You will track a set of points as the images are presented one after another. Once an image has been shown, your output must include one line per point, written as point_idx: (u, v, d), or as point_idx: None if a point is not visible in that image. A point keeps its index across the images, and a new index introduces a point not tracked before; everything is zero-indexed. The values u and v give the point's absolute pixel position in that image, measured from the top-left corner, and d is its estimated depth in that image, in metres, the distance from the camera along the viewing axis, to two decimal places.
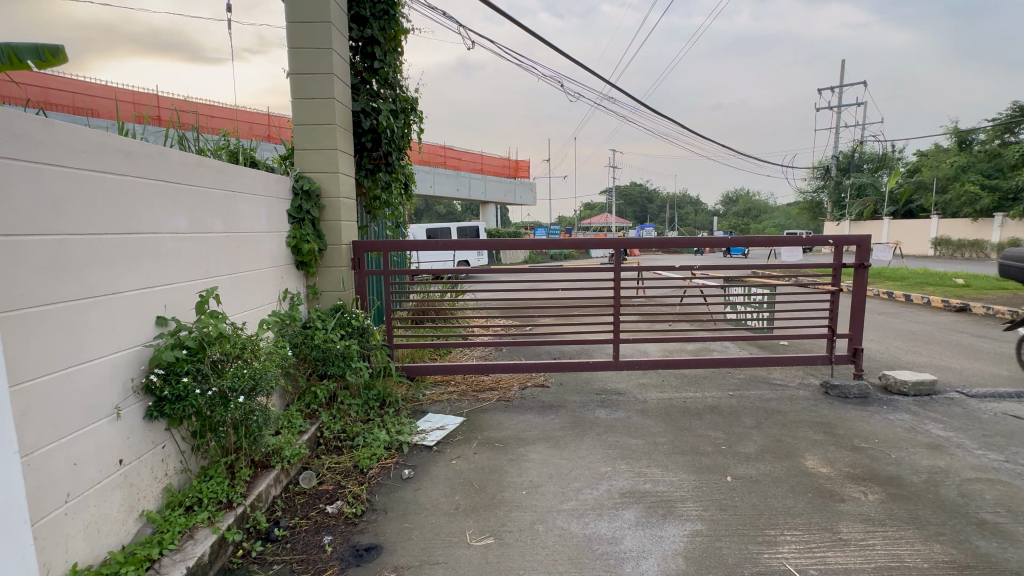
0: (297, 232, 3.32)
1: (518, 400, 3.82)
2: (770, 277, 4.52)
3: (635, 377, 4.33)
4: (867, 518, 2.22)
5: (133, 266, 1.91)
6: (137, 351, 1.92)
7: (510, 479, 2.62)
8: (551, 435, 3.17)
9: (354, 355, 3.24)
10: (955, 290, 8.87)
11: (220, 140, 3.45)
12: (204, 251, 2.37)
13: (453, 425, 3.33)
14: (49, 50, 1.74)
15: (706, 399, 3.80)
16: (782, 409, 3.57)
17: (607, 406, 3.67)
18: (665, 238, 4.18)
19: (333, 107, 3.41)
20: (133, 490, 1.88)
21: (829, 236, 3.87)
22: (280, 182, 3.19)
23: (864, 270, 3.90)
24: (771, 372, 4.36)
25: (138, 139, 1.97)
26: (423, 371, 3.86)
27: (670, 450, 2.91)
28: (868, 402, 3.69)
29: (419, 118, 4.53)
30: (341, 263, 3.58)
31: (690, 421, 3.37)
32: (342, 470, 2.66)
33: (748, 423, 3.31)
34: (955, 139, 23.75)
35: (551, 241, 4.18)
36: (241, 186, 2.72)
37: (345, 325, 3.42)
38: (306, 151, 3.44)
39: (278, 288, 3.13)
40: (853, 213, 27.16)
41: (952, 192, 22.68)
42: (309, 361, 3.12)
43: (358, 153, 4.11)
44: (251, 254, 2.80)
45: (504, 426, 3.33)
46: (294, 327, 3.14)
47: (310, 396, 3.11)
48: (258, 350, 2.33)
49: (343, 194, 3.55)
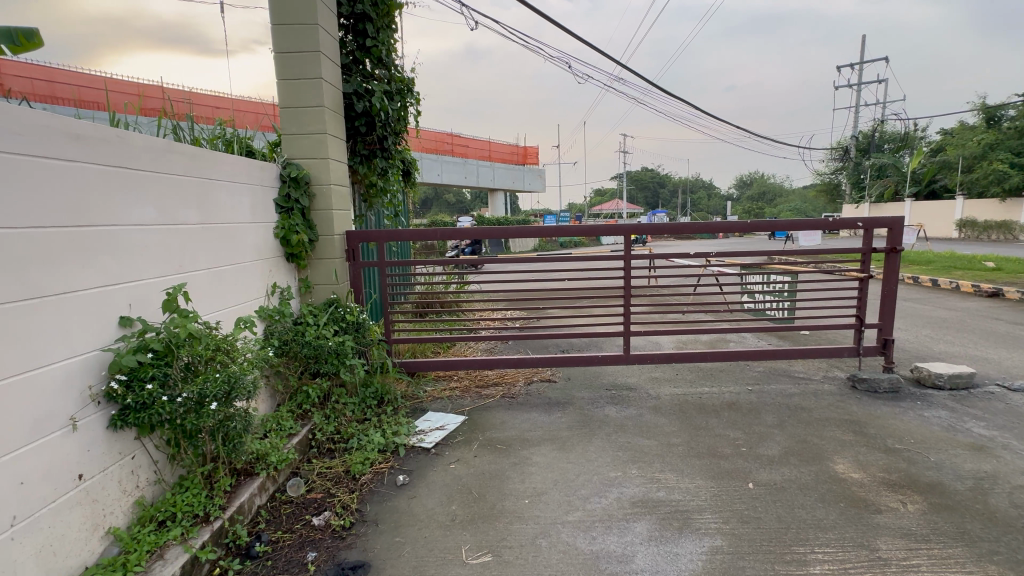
0: (286, 222, 3.13)
1: (523, 396, 3.63)
2: (792, 264, 4.24)
3: (647, 371, 4.10)
4: (908, 532, 1.99)
5: (87, 261, 1.73)
6: (97, 355, 1.75)
7: (511, 485, 2.43)
8: (557, 436, 2.97)
9: (349, 352, 3.07)
10: (985, 274, 8.46)
11: (208, 127, 3.28)
12: (176, 244, 2.19)
13: (454, 425, 3.15)
14: (22, 34, 1.71)
15: (724, 395, 3.56)
16: (807, 406, 3.32)
17: (617, 403, 3.46)
18: (680, 223, 3.90)
19: (321, 88, 3.19)
20: (97, 507, 1.72)
21: (857, 218, 3.57)
22: (265, 169, 2.99)
23: (897, 255, 3.60)
24: (793, 365, 4.10)
25: (92, 122, 1.78)
26: (423, 367, 3.69)
27: (686, 453, 2.70)
28: (900, 397, 3.43)
29: (416, 100, 4.29)
30: (335, 254, 3.39)
31: (707, 419, 3.14)
32: (333, 477, 2.50)
33: (770, 422, 3.07)
34: (982, 116, 22.76)
35: (558, 228, 3.94)
36: (218, 174, 2.53)
37: (339, 321, 3.24)
38: (294, 136, 3.24)
39: (266, 282, 2.97)
40: (874, 195, 26.27)
41: (979, 170, 21.77)
42: (300, 359, 2.95)
43: (352, 138, 3.88)
44: (232, 246, 2.63)
45: (508, 425, 3.15)
46: (284, 324, 2.98)
47: (301, 396, 2.95)
48: (236, 350, 2.15)
49: (334, 181, 3.33)
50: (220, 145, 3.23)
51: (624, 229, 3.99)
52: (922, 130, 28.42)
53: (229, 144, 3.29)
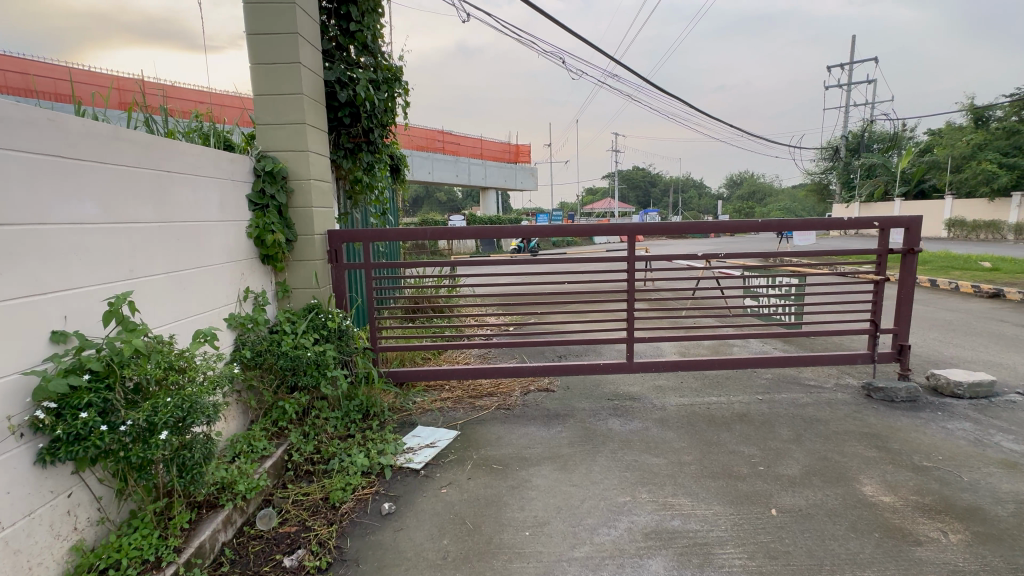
0: (260, 221, 2.85)
1: (520, 408, 3.39)
2: (800, 266, 4.04)
3: (650, 379, 3.87)
4: (955, 569, 1.78)
5: (7, 266, 1.45)
6: (18, 379, 1.46)
7: (509, 514, 2.19)
8: (558, 453, 2.73)
9: (330, 363, 2.81)
10: (982, 274, 8.37)
11: (183, 120, 3.02)
12: (124, 245, 1.90)
13: (445, 442, 2.89)
14: None
15: (733, 405, 3.35)
16: (822, 417, 3.12)
17: (621, 415, 3.23)
18: (688, 223, 3.68)
19: (299, 73, 2.92)
20: (19, 560, 1.44)
21: (874, 217, 3.37)
22: (236, 162, 2.72)
23: (914, 256, 3.42)
24: (802, 371, 3.91)
25: (14, 100, 1.50)
26: (413, 376, 3.43)
27: (699, 473, 2.48)
28: (918, 407, 3.25)
29: (404, 90, 4.01)
30: (315, 255, 3.11)
31: (718, 433, 2.92)
32: (310, 506, 2.23)
33: (786, 436, 2.86)
34: (970, 116, 22.93)
35: (556, 228, 3.69)
36: (177, 167, 2.25)
37: (320, 328, 2.97)
38: (270, 127, 2.96)
39: (238, 286, 2.69)
40: (864, 194, 26.38)
41: (968, 171, 21.93)
42: (276, 371, 2.68)
43: (336, 130, 3.61)
44: (196, 246, 2.35)
45: (504, 441, 2.90)
46: (258, 333, 2.71)
47: (277, 413, 2.68)
48: (195, 367, 1.87)
49: (314, 176, 3.05)
50: (196, 139, 2.96)
51: (627, 229, 3.76)
52: (911, 131, 28.64)
53: (205, 138, 3.02)
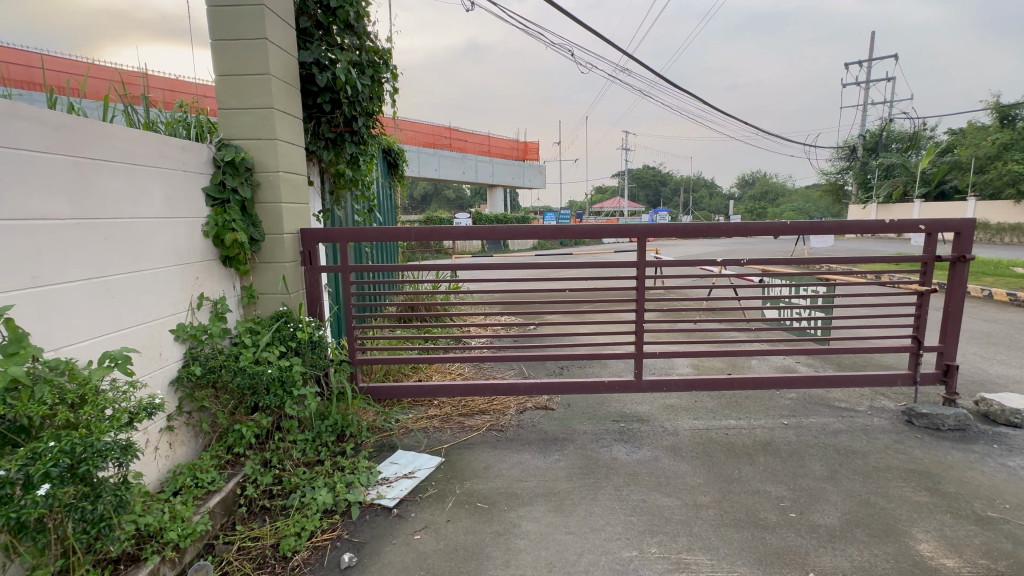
0: (218, 218, 2.51)
1: (513, 430, 3.02)
2: (830, 273, 3.62)
3: (660, 398, 3.49)
4: None
5: None
6: None
7: (491, 572, 1.83)
8: (553, 490, 2.37)
9: (296, 380, 2.47)
10: (1016, 281, 7.82)
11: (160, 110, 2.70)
12: (24, 247, 1.57)
13: (426, 471, 2.54)
14: None
15: (754, 431, 2.96)
16: (859, 449, 2.72)
17: (627, 441, 2.86)
18: (705, 224, 3.28)
19: (266, 52, 2.57)
20: None
21: (920, 220, 2.95)
22: (189, 151, 2.38)
23: (965, 264, 2.99)
24: (831, 391, 3.50)
25: None
26: (395, 393, 3.09)
27: (718, 521, 2.10)
28: (968, 437, 2.84)
29: (393, 75, 3.64)
30: (285, 257, 2.76)
31: (739, 467, 2.54)
32: (257, 557, 1.90)
33: (819, 472, 2.48)
34: (996, 114, 22.10)
35: (556, 228, 3.32)
36: (106, 154, 1.91)
37: (288, 340, 2.63)
38: (233, 112, 2.63)
39: (190, 294, 2.36)
40: (882, 195, 25.59)
41: (993, 171, 21.11)
42: (232, 391, 2.34)
43: (315, 118, 3.29)
44: (131, 247, 2.01)
45: (493, 472, 2.54)
46: (213, 348, 2.39)
47: (231, 438, 2.34)
48: (101, 394, 1.50)
49: (283, 168, 2.72)
50: (183, 133, 2.59)
51: (637, 231, 3.38)
52: (931, 130, 27.87)
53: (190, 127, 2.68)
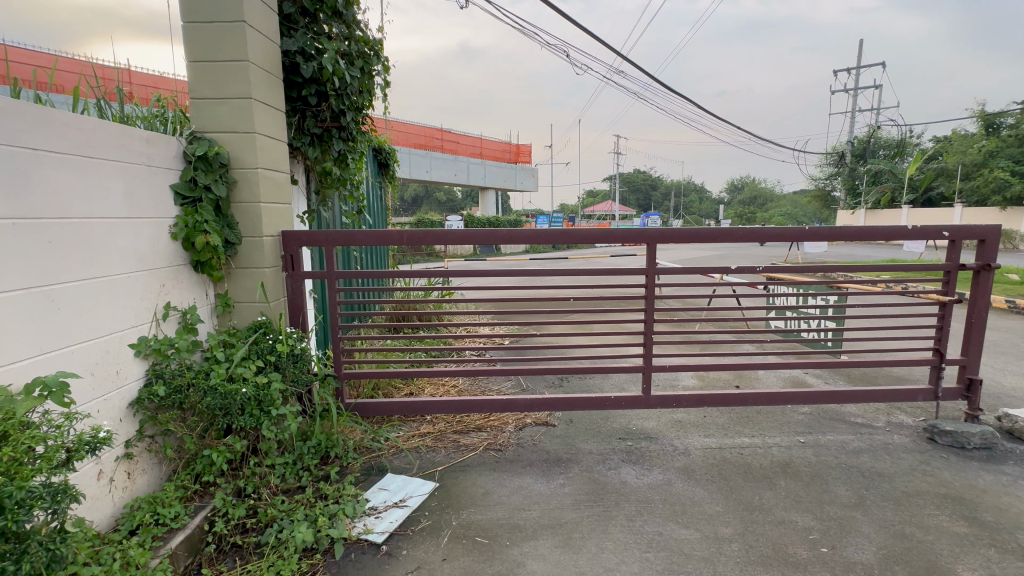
0: (188, 218, 2.26)
1: (513, 449, 2.80)
2: (843, 281, 3.46)
3: (667, 413, 3.29)
4: None
5: None
6: None
7: None
8: (559, 520, 2.15)
9: (275, 399, 2.22)
10: (1012, 288, 7.82)
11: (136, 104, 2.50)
12: None
13: (418, 498, 2.31)
14: None
15: (770, 450, 2.77)
16: (884, 470, 2.54)
17: (636, 462, 2.65)
18: (716, 229, 3.09)
19: (244, 36, 2.34)
20: None
21: (945, 226, 2.79)
22: (157, 143, 2.14)
23: (990, 273, 2.84)
24: (845, 405, 3.34)
25: None
26: (384, 410, 2.85)
27: (744, 558, 1.90)
28: (996, 457, 2.68)
29: (385, 67, 3.42)
30: (265, 262, 2.52)
31: (759, 493, 2.35)
32: None
33: (847, 498, 2.29)
34: (981, 122, 22.45)
35: (558, 232, 3.11)
36: (52, 144, 1.66)
37: (266, 354, 2.37)
38: (206, 101, 2.38)
39: (155, 303, 2.10)
40: (871, 201, 25.81)
41: (979, 178, 21.39)
42: (201, 412, 2.09)
43: (300, 112, 3.05)
44: (82, 250, 1.76)
45: (492, 499, 2.31)
46: (180, 363, 2.13)
47: (200, 465, 2.09)
48: (21, 429, 1.22)
49: (262, 164, 2.48)
50: (160, 129, 2.41)
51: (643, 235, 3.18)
52: (917, 137, 28.32)
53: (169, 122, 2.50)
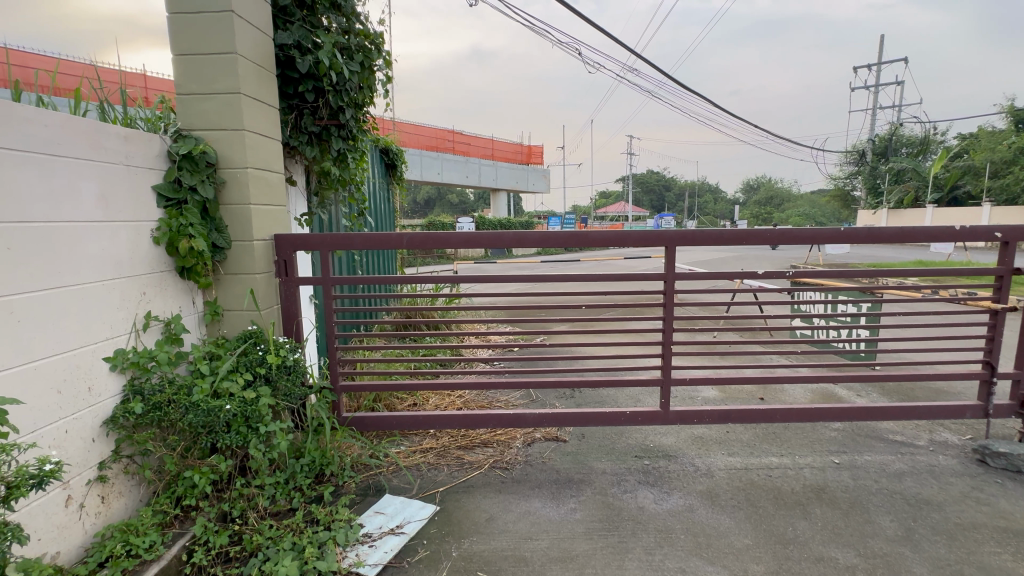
0: (172, 221, 2.12)
1: (520, 468, 2.61)
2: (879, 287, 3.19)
3: (687, 429, 3.07)
4: None
5: None
6: None
7: None
8: (569, 552, 1.96)
9: (263, 415, 2.06)
10: None
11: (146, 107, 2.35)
12: None
13: (416, 524, 2.13)
14: None
15: (801, 471, 2.54)
16: (931, 498, 2.29)
17: (654, 484, 2.43)
18: (741, 231, 2.86)
19: (232, 27, 2.19)
20: None
21: (994, 226, 2.57)
22: (137, 142, 2.00)
23: None
24: (882, 422, 3.07)
25: None
26: (384, 424, 2.68)
27: None
28: None
29: (387, 62, 3.26)
30: (255, 267, 2.37)
31: (792, 522, 2.11)
32: None
33: (892, 531, 2.04)
34: (1011, 118, 21.62)
35: (569, 235, 2.91)
36: (9, 141, 1.52)
37: (254, 366, 2.21)
38: (193, 98, 2.24)
39: (134, 313, 1.96)
40: (894, 200, 25.02)
41: (1010, 176, 20.57)
42: (182, 429, 1.94)
43: (297, 109, 2.91)
44: (46, 257, 1.61)
45: (496, 526, 2.12)
46: (161, 377, 1.98)
47: (181, 488, 1.94)
48: None
49: (252, 162, 2.33)
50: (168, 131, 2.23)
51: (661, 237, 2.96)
52: (941, 135, 27.46)
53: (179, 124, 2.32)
